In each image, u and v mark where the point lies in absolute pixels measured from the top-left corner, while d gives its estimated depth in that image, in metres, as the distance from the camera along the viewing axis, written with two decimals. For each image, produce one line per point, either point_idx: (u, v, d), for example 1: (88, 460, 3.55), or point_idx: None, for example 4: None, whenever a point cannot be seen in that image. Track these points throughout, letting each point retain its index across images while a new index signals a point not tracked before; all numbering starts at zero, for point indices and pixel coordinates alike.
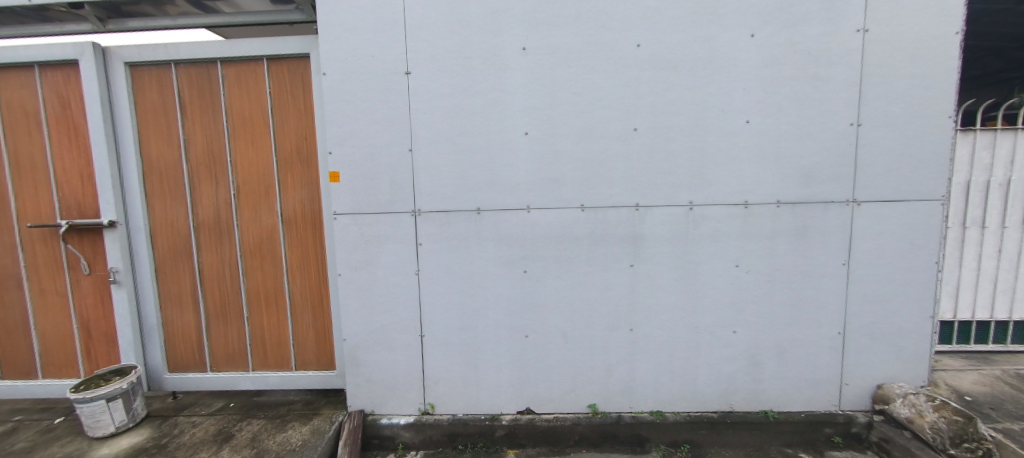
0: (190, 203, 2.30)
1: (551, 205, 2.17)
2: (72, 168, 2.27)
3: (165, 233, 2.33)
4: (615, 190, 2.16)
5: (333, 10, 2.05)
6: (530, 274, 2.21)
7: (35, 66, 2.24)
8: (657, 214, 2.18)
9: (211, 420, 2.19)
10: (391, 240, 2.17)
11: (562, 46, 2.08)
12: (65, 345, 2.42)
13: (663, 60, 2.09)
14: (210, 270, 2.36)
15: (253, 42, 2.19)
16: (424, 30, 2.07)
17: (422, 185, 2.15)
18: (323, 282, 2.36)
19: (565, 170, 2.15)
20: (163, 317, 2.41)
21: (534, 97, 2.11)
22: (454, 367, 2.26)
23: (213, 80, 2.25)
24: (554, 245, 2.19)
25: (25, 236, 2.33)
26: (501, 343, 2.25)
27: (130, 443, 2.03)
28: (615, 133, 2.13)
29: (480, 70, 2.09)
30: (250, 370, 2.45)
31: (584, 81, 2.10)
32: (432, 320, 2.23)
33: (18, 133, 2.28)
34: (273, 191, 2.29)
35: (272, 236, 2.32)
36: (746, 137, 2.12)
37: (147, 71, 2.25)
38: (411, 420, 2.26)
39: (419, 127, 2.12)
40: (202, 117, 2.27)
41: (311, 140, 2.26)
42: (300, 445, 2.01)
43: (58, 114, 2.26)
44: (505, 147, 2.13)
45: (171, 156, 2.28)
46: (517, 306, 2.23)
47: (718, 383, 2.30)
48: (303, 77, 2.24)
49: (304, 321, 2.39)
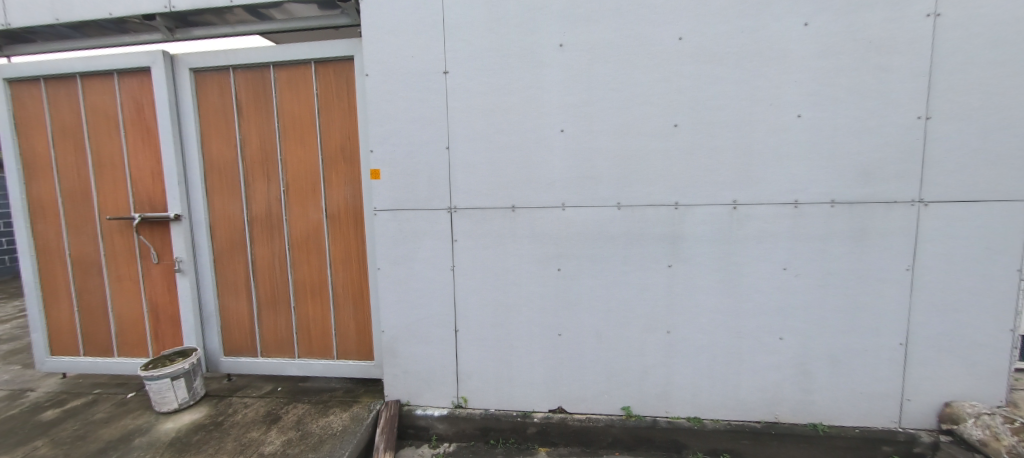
0: (245, 199, 2.46)
1: (588, 203, 2.14)
2: (145, 166, 2.49)
3: (222, 226, 2.50)
4: (654, 187, 2.10)
5: (375, 14, 2.13)
6: (564, 272, 2.19)
7: (115, 73, 2.46)
8: (698, 213, 2.10)
9: (261, 402, 2.34)
10: (428, 236, 2.22)
11: (600, 42, 2.05)
12: (137, 327, 2.66)
13: (707, 53, 2.01)
14: (262, 262, 2.51)
15: (302, 46, 2.31)
16: (462, 30, 2.10)
17: (458, 183, 2.18)
18: (364, 276, 2.45)
19: (602, 167, 2.11)
20: (220, 305, 2.59)
21: (571, 93, 2.09)
22: (487, 363, 2.29)
23: (267, 83, 2.39)
24: (589, 244, 2.16)
25: (106, 228, 2.58)
26: (534, 340, 2.25)
27: (191, 419, 2.20)
28: (655, 129, 2.07)
29: (517, 67, 2.10)
30: (296, 357, 2.58)
31: (622, 77, 2.06)
32: (467, 316, 2.26)
33: (100, 134, 2.52)
34: (319, 188, 2.40)
35: (318, 230, 2.44)
36: (799, 133, 2.00)
37: (209, 76, 2.43)
38: (445, 412, 2.31)
39: (456, 125, 2.15)
40: (257, 119, 2.42)
41: (354, 139, 2.35)
42: (341, 430, 2.10)
43: (133, 116, 2.48)
44: (540, 144, 2.13)
45: (229, 154, 2.45)
46: (551, 304, 2.22)
47: (763, 391, 2.18)
48: (348, 79, 2.33)
49: (346, 312, 2.50)
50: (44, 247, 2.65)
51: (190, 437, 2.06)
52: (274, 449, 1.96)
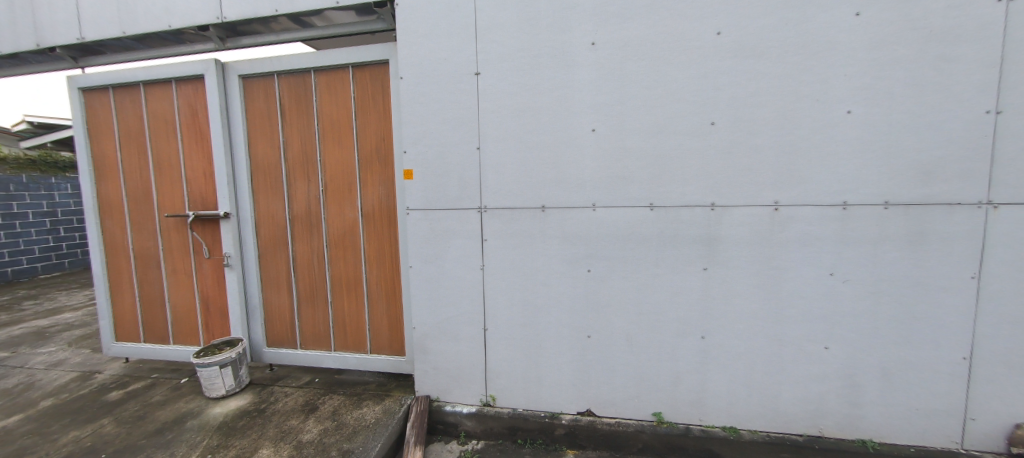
0: (287, 198, 2.59)
1: (619, 203, 2.10)
2: (198, 167, 2.67)
3: (266, 224, 2.64)
4: (689, 187, 2.04)
5: (410, 18, 2.18)
6: (594, 273, 2.16)
7: (173, 81, 2.65)
8: (736, 214, 2.02)
9: (300, 392, 2.46)
10: (458, 235, 2.26)
11: (633, 39, 2.01)
12: (190, 318, 2.85)
13: (747, 47, 1.92)
14: (301, 258, 2.63)
15: (341, 51, 2.40)
16: (493, 31, 2.12)
17: (488, 183, 2.20)
18: (396, 274, 2.51)
19: (634, 167, 2.07)
20: (264, 298, 2.73)
21: (603, 92, 2.06)
22: (515, 362, 2.29)
23: (308, 87, 2.51)
24: (620, 245, 2.13)
25: (164, 225, 2.78)
26: (562, 342, 2.24)
27: (237, 405, 2.34)
28: (690, 127, 2.01)
29: (548, 67, 2.09)
30: (332, 350, 2.68)
31: (656, 74, 2.01)
32: (496, 315, 2.27)
33: (160, 137, 2.72)
34: (355, 188, 2.49)
35: (353, 228, 2.52)
36: (848, 130, 1.88)
37: (256, 82, 2.57)
38: (473, 410, 2.34)
39: (487, 125, 2.17)
40: (298, 122, 2.54)
41: (389, 140, 2.42)
42: (374, 422, 2.17)
43: (189, 121, 2.66)
44: (571, 144, 2.11)
45: (273, 156, 2.59)
46: (580, 305, 2.20)
47: (805, 403, 2.07)
48: (383, 82, 2.40)
49: (379, 308, 2.57)
50: (110, 241, 2.89)
51: (236, 422, 2.18)
52: (311, 438, 2.05)
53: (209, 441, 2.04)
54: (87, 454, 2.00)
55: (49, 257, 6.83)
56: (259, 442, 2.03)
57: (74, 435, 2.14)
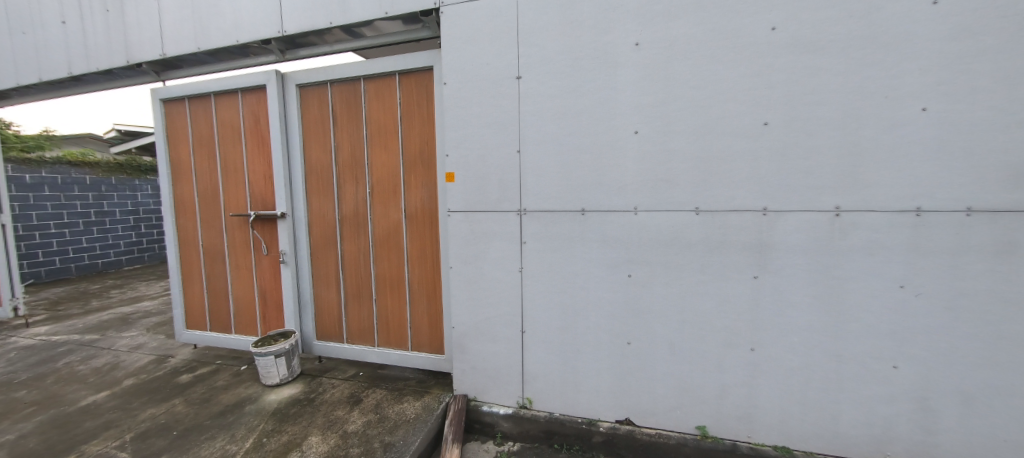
0: (337, 199, 2.74)
1: (663, 207, 2.04)
2: (259, 170, 2.88)
3: (318, 224, 2.81)
4: (738, 191, 1.94)
5: (454, 24, 2.24)
6: (635, 278, 2.11)
7: (239, 91, 2.88)
8: (791, 220, 1.90)
9: (346, 384, 2.59)
10: (497, 237, 2.29)
11: (680, 37, 1.95)
12: (249, 309, 3.08)
13: (806, 42, 1.81)
14: (349, 256, 2.77)
15: (389, 60, 2.51)
16: (535, 35, 2.13)
17: (528, 185, 2.21)
18: (436, 274, 2.58)
19: (679, 170, 2.00)
20: (315, 293, 2.90)
21: (647, 93, 2.01)
22: (553, 366, 2.28)
23: (358, 94, 2.64)
24: (663, 249, 2.06)
25: (229, 223, 3.03)
26: (601, 347, 2.20)
27: (290, 393, 2.50)
28: (741, 128, 1.91)
29: (590, 69, 2.07)
30: (376, 345, 2.80)
31: (703, 73, 1.93)
32: (533, 317, 2.28)
33: (227, 143, 2.97)
34: (400, 190, 2.59)
35: (398, 229, 2.62)
36: (923, 129, 1.72)
37: (311, 90, 2.74)
38: (510, 411, 2.35)
39: (527, 129, 2.19)
40: (348, 127, 2.68)
41: (432, 144, 2.49)
42: (414, 417, 2.24)
43: (252, 127, 2.88)
44: (613, 147, 2.08)
45: (325, 159, 2.74)
46: (620, 311, 2.15)
47: (870, 426, 1.90)
48: (427, 88, 2.48)
49: (420, 306, 2.65)
50: (184, 238, 3.18)
51: (289, 409, 2.33)
52: (356, 428, 2.15)
53: (265, 425, 2.19)
54: (162, 430, 2.20)
55: (132, 251, 7.62)
56: (309, 429, 2.15)
57: (152, 411, 2.38)
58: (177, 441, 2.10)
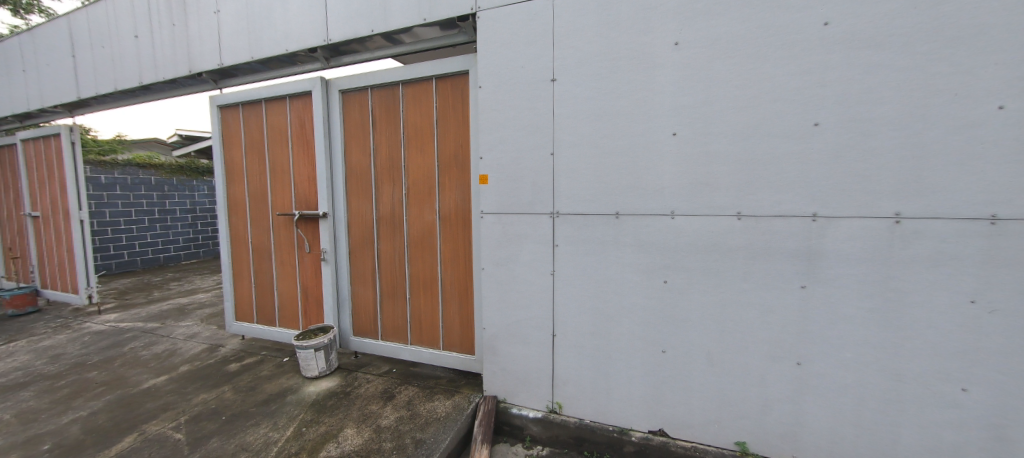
0: (375, 200, 2.84)
1: (702, 211, 1.97)
2: (304, 172, 3.04)
3: (357, 224, 2.92)
4: (785, 196, 1.84)
5: (490, 29, 2.28)
6: (671, 284, 2.05)
7: (287, 98, 3.05)
8: (845, 227, 1.77)
9: (380, 380, 2.66)
10: (530, 240, 2.29)
11: (723, 36, 1.88)
12: (292, 304, 3.23)
13: (863, 37, 1.70)
14: (385, 256, 2.86)
15: (426, 65, 2.58)
16: (571, 37, 2.13)
17: (562, 188, 2.20)
18: (468, 275, 2.61)
19: (720, 173, 1.93)
20: (352, 291, 3.01)
21: (687, 93, 1.95)
22: (583, 372, 2.25)
23: (396, 99, 2.72)
24: (702, 255, 1.99)
25: (275, 222, 3.20)
26: (634, 354, 2.15)
27: (327, 386, 2.60)
28: (789, 129, 1.81)
29: (627, 70, 2.04)
30: (408, 344, 2.86)
31: (748, 72, 1.86)
32: (564, 321, 2.26)
33: (275, 146, 3.14)
34: (434, 192, 2.65)
35: (432, 230, 2.68)
36: (1000, 129, 1.56)
37: (353, 96, 2.86)
38: (540, 415, 2.33)
39: (562, 131, 2.18)
40: (386, 130, 2.77)
41: (466, 147, 2.53)
42: (444, 416, 2.27)
43: (298, 132, 3.04)
44: (650, 149, 2.03)
45: (364, 162, 2.85)
46: (655, 318, 2.09)
47: (934, 453, 1.74)
48: (463, 92, 2.53)
49: (452, 306, 2.68)
50: (235, 235, 3.39)
51: (327, 401, 2.43)
52: (389, 423, 2.20)
53: (304, 416, 2.29)
54: (212, 414, 2.35)
55: (189, 247, 8.21)
56: (345, 421, 2.23)
57: (204, 396, 2.55)
58: (225, 425, 2.24)
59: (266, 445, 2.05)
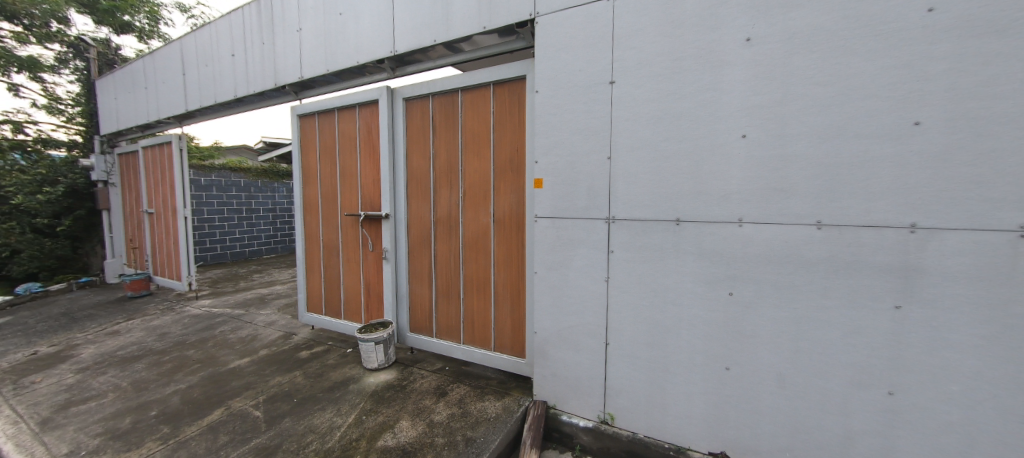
0: (433, 202, 2.96)
1: (774, 219, 1.82)
2: (370, 175, 3.24)
3: (416, 225, 3.06)
4: (877, 204, 1.64)
5: (548, 34, 2.29)
6: (737, 297, 1.92)
7: (356, 106, 3.29)
8: (954, 241, 1.55)
9: (434, 376, 2.76)
10: (584, 245, 2.26)
11: (802, 29, 1.73)
12: (355, 299, 3.46)
13: (981, 22, 1.47)
14: (441, 256, 2.96)
15: (485, 71, 2.65)
16: (632, 37, 2.07)
17: (618, 193, 2.15)
18: (521, 278, 2.63)
19: (797, 178, 1.77)
20: (410, 288, 3.16)
21: (759, 93, 1.82)
22: (637, 383, 2.17)
23: (455, 105, 2.82)
24: (773, 267, 1.84)
25: (343, 221, 3.45)
26: (693, 369, 2.03)
27: (385, 378, 2.74)
28: (882, 130, 1.62)
29: (691, 69, 1.94)
30: (461, 343, 2.94)
31: (833, 67, 1.69)
32: (618, 330, 2.19)
33: (345, 151, 3.39)
34: (489, 195, 2.70)
35: (486, 232, 2.74)
36: None
37: (415, 103, 3.01)
38: (590, 425, 2.29)
39: (620, 135, 2.13)
40: (445, 135, 2.88)
41: (522, 152, 2.55)
42: (495, 416, 2.30)
43: (365, 137, 3.25)
44: (717, 152, 1.91)
45: (424, 165, 2.99)
46: (717, 332, 1.97)
47: None
48: (519, 96, 2.56)
49: (504, 309, 2.72)
50: (309, 232, 3.71)
51: (385, 392, 2.56)
52: (441, 419, 2.27)
53: (365, 404, 2.44)
54: (285, 396, 2.58)
55: (270, 243, 9.08)
56: (400, 413, 2.34)
57: (279, 379, 2.80)
58: (296, 407, 2.45)
59: (331, 429, 2.21)
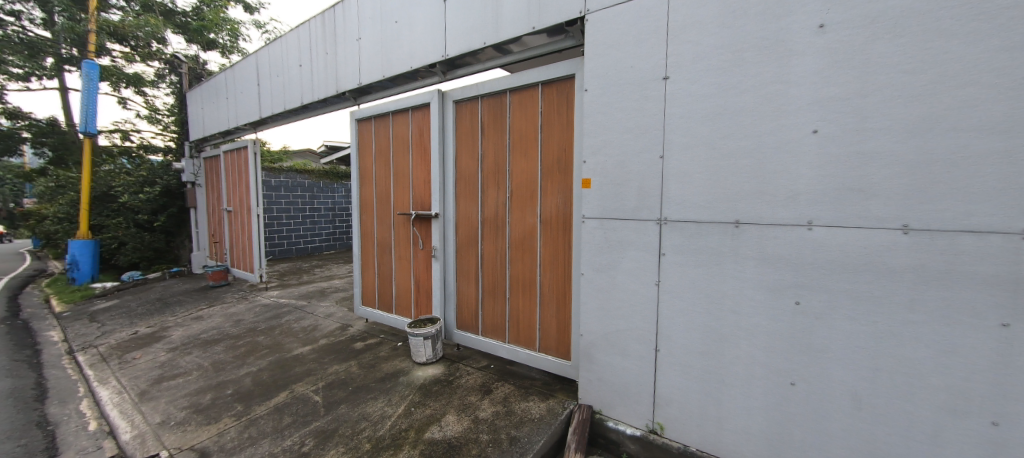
0: (480, 203, 3.02)
1: (850, 223, 1.65)
2: (421, 176, 3.37)
3: (464, 225, 3.15)
4: (982, 207, 1.43)
5: (598, 31, 2.25)
6: (805, 307, 1.77)
7: (409, 109, 3.43)
8: None
9: (479, 373, 2.81)
10: (633, 247, 2.19)
11: (888, 11, 1.55)
12: (406, 295, 3.61)
13: None
14: (488, 255, 3.01)
15: (533, 72, 2.65)
16: (688, 30, 1.98)
17: (671, 194, 2.06)
18: (567, 280, 2.60)
19: (879, 177, 1.59)
20: (457, 286, 3.25)
21: (834, 84, 1.66)
22: (689, 394, 2.07)
23: (504, 106, 2.86)
24: (849, 276, 1.66)
25: (396, 220, 3.62)
26: (752, 382, 1.90)
27: (433, 373, 2.83)
28: (989, 121, 1.41)
29: (755, 62, 1.82)
30: (506, 342, 2.97)
31: (925, 52, 1.50)
32: (669, 336, 2.10)
33: (398, 153, 3.55)
34: (536, 196, 2.71)
35: (533, 233, 2.75)
36: None
37: (465, 105, 3.09)
38: (638, 434, 2.21)
39: (673, 133, 2.04)
40: (494, 136, 2.92)
41: (570, 151, 2.53)
42: (539, 417, 2.30)
43: (417, 140, 3.39)
44: (783, 149, 1.78)
45: (472, 166, 3.05)
46: (781, 344, 1.83)
47: None
48: (568, 95, 2.54)
49: (549, 310, 2.71)
50: (365, 230, 3.93)
51: (433, 386, 2.65)
52: (486, 416, 2.31)
53: (413, 396, 2.54)
54: (342, 383, 2.76)
55: (330, 240, 9.73)
56: (447, 407, 2.40)
57: (336, 367, 3.00)
58: (352, 394, 2.60)
59: (382, 418, 2.32)
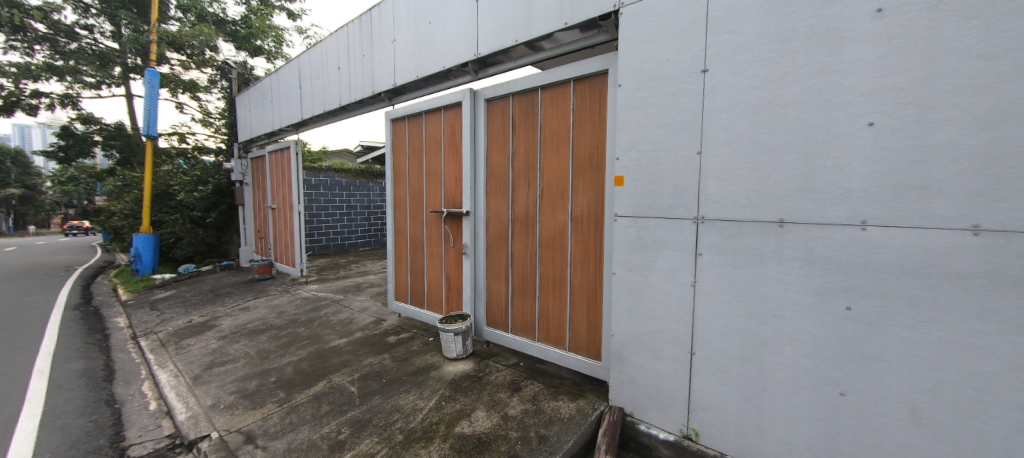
0: (511, 201, 3.03)
1: (911, 223, 1.52)
2: (452, 174, 3.42)
3: (494, 223, 3.17)
4: None
5: (633, 25, 2.20)
6: (857, 313, 1.65)
7: (442, 109, 3.49)
8: None
9: (508, 371, 2.83)
10: (668, 246, 2.13)
11: None
12: (437, 291, 3.69)
13: None
14: (518, 253, 3.02)
15: (566, 68, 2.63)
16: (729, 20, 1.89)
17: (709, 191, 1.98)
18: (598, 279, 2.57)
19: (945, 173, 1.45)
20: (487, 284, 3.28)
21: (894, 72, 1.53)
22: (726, 400, 1.99)
23: (535, 104, 2.85)
24: (908, 281, 1.53)
25: (428, 218, 3.70)
26: (796, 391, 1.80)
27: (463, 368, 2.88)
28: None
29: (803, 51, 1.71)
30: (536, 341, 2.96)
31: (1004, 34, 1.35)
32: (705, 340, 2.03)
33: (430, 152, 3.62)
34: (567, 194, 2.68)
35: (564, 231, 2.72)
36: None
37: (496, 104, 3.10)
38: (671, 439, 2.15)
39: (712, 128, 1.96)
40: (525, 134, 2.92)
41: (603, 149, 2.49)
42: (568, 417, 2.28)
43: (449, 138, 3.44)
44: (834, 144, 1.66)
45: (503, 164, 3.07)
46: (829, 351, 1.72)
47: None
48: (601, 91, 2.50)
49: (580, 309, 2.68)
50: (398, 227, 4.04)
51: (463, 382, 2.69)
52: (515, 413, 2.32)
53: (444, 391, 2.59)
54: (376, 375, 2.85)
55: (365, 236, 10.08)
56: (476, 403, 2.43)
57: (371, 359, 3.11)
58: (385, 386, 2.69)
59: (414, 410, 2.38)
